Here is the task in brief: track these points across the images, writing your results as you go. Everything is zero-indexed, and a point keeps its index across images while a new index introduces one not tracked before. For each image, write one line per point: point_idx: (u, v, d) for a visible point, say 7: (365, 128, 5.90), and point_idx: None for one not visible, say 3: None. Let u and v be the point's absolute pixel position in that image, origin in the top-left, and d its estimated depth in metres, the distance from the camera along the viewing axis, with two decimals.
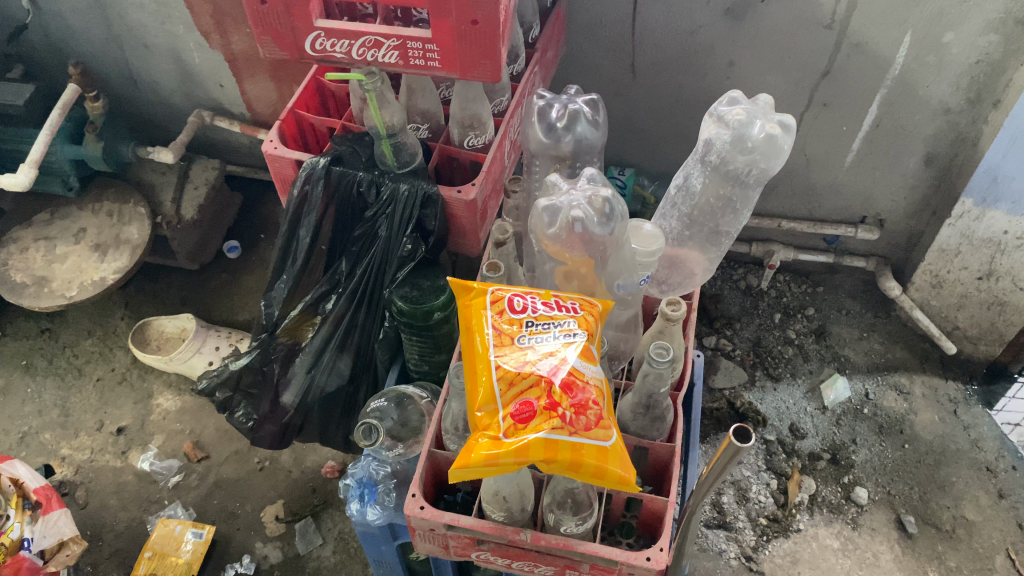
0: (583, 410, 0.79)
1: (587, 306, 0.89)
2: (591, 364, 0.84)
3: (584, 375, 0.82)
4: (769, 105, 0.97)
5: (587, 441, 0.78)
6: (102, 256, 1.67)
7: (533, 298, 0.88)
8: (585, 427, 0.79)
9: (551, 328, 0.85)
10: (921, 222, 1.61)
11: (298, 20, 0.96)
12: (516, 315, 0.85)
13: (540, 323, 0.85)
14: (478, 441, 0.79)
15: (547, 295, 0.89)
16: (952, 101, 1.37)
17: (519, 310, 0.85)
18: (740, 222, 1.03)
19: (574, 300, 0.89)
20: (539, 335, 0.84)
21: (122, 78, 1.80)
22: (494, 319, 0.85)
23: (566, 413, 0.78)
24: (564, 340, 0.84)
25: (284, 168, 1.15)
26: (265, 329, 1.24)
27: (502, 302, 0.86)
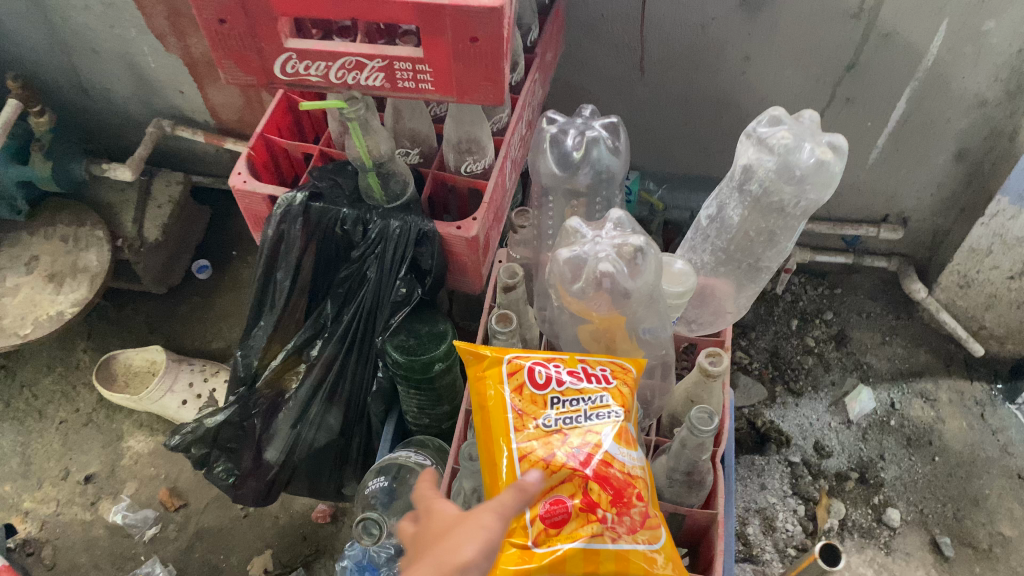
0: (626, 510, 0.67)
1: (619, 372, 0.75)
2: (630, 448, 0.70)
3: (623, 463, 0.69)
4: (815, 122, 0.85)
5: (632, 547, 0.67)
6: (57, 287, 1.51)
7: (555, 365, 0.74)
8: (630, 530, 0.67)
9: (580, 406, 0.71)
10: (948, 219, 1.50)
11: (264, 42, 0.81)
12: (538, 391, 0.72)
13: (568, 400, 0.71)
14: (504, 551, 0.65)
15: (572, 360, 0.75)
16: (989, 93, 1.25)
17: (541, 384, 0.72)
18: (782, 256, 0.90)
19: (603, 365, 0.76)
20: (568, 415, 0.70)
21: (71, 88, 1.64)
22: (512, 398, 0.71)
23: (607, 516, 0.66)
24: (597, 420, 0.70)
25: (256, 205, 1.01)
26: (243, 382, 1.10)
27: (522, 373, 0.72)
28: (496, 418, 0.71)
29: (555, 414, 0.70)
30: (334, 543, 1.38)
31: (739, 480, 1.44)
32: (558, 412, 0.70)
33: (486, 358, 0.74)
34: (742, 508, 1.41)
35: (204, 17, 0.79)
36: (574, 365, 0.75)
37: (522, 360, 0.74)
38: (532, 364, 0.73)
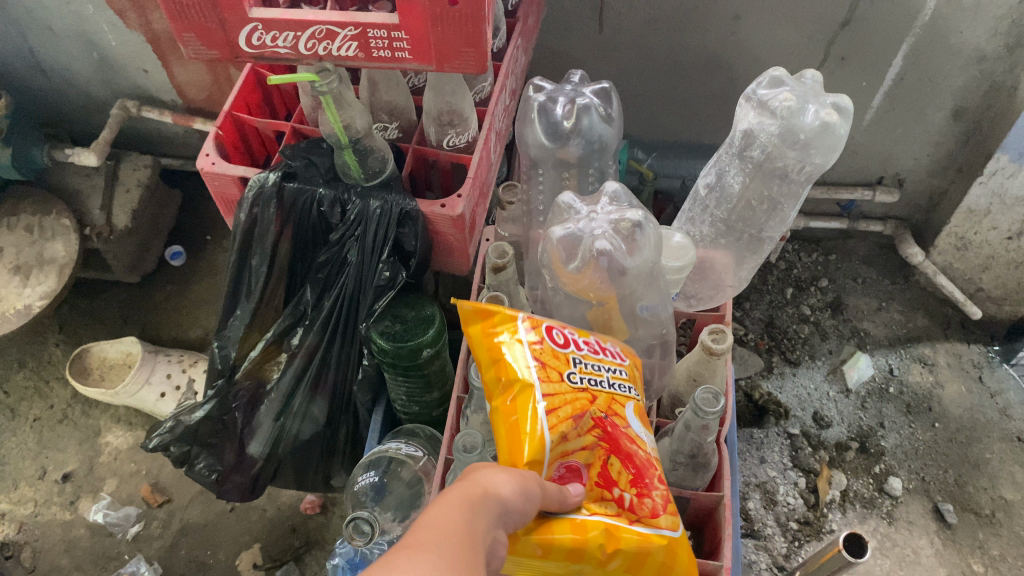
0: (647, 492, 0.63)
1: (628, 353, 0.73)
2: (645, 431, 0.68)
3: (642, 442, 0.66)
4: (817, 82, 0.80)
5: (657, 531, 0.61)
6: (24, 280, 1.45)
7: (571, 331, 0.69)
8: (651, 513, 0.63)
9: (600, 372, 0.67)
10: (945, 179, 1.46)
11: (226, 11, 0.75)
12: (561, 348, 0.66)
13: (590, 363, 0.67)
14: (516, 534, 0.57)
15: (584, 328, 0.71)
16: (989, 48, 1.20)
17: (563, 343, 0.66)
18: (785, 225, 0.86)
19: (615, 342, 0.72)
20: (591, 377, 0.66)
21: (28, 69, 1.56)
22: (535, 349, 0.64)
23: (625, 496, 0.62)
24: (616, 391, 0.67)
25: (226, 188, 0.95)
26: (221, 374, 1.05)
27: (544, 328, 0.66)
28: (515, 367, 0.64)
29: (579, 374, 0.65)
30: (325, 535, 1.34)
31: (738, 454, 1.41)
32: (582, 372, 0.66)
33: (498, 313, 0.67)
34: (743, 482, 1.38)
35: None
36: (586, 335, 0.70)
37: (539, 318, 0.68)
38: (550, 323, 0.68)
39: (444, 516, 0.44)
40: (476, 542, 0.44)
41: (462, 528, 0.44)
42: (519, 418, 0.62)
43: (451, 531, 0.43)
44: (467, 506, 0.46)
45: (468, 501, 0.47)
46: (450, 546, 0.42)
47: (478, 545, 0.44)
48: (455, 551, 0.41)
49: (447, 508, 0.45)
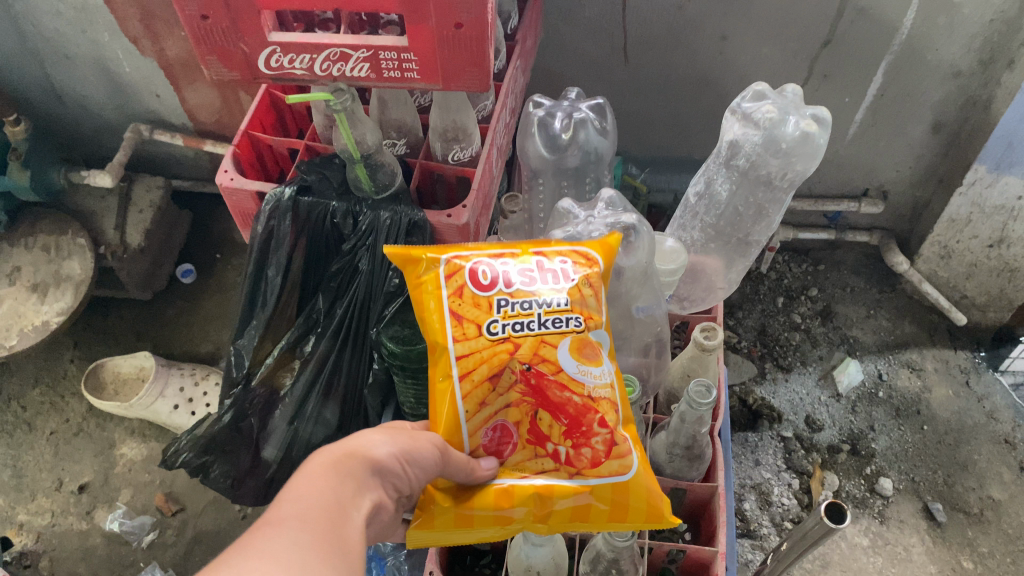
0: (581, 442, 0.67)
1: (583, 266, 0.70)
2: (594, 364, 0.68)
3: (582, 386, 0.67)
4: (798, 96, 0.86)
5: (588, 484, 0.67)
6: (42, 297, 1.50)
7: (502, 263, 0.69)
8: (591, 463, 0.67)
9: (533, 309, 0.67)
10: (927, 191, 1.52)
11: (248, 36, 0.81)
12: (481, 293, 0.67)
13: (518, 303, 0.67)
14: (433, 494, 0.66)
15: (524, 255, 0.71)
16: (963, 64, 1.27)
17: (485, 286, 0.67)
18: (771, 230, 0.91)
19: (566, 258, 0.70)
20: (517, 321, 0.66)
21: (44, 95, 1.62)
22: (449, 303, 0.67)
23: (559, 450, 0.67)
24: (547, 330, 0.67)
25: (244, 202, 1.00)
26: (237, 381, 1.10)
27: (464, 278, 0.67)
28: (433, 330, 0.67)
29: (502, 319, 0.66)
30: None
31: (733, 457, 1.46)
32: (502, 320, 0.66)
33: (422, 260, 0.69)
34: (739, 484, 1.42)
35: (187, 13, 0.78)
36: (527, 261, 0.70)
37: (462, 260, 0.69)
38: (476, 263, 0.69)
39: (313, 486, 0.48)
40: (344, 509, 0.49)
41: (327, 494, 0.49)
42: (438, 382, 0.66)
43: (321, 501, 0.48)
44: (335, 474, 0.51)
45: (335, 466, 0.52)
46: (316, 512, 0.46)
47: (346, 512, 0.49)
48: (321, 518, 0.46)
49: (315, 477, 0.50)
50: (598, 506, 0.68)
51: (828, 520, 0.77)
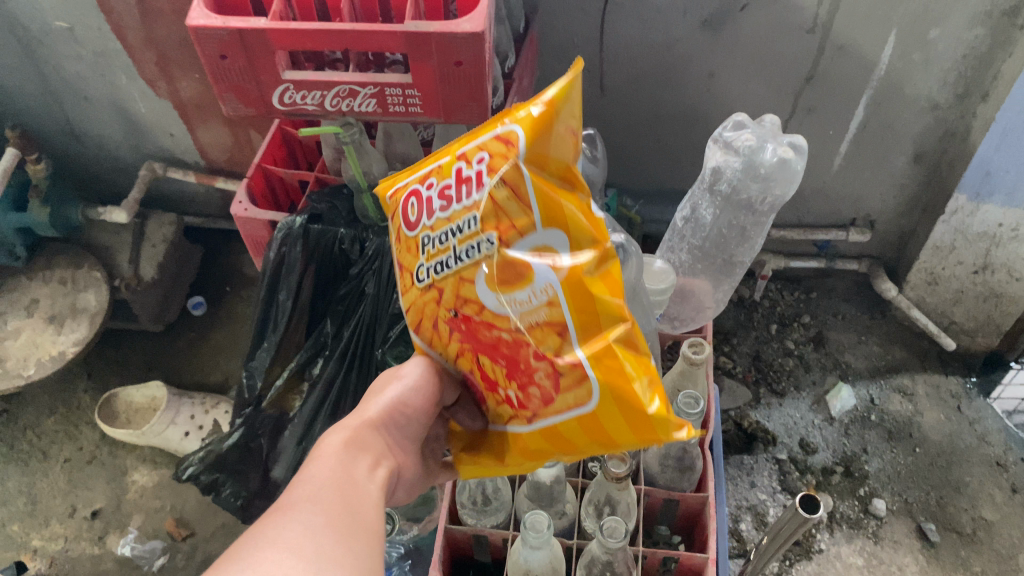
0: (524, 381, 0.55)
1: (496, 162, 0.51)
2: (514, 292, 0.52)
3: (505, 322, 0.54)
4: (776, 125, 0.93)
5: (547, 423, 0.56)
6: (58, 328, 1.55)
7: (426, 186, 0.57)
8: (543, 402, 0.55)
9: (449, 241, 0.54)
10: (912, 220, 1.58)
11: (263, 74, 0.87)
12: (411, 232, 0.58)
13: (434, 238, 0.55)
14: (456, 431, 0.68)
15: (450, 163, 0.55)
16: (940, 97, 1.33)
17: (411, 223, 0.57)
18: (754, 250, 0.97)
19: (479, 155, 0.52)
20: (434, 261, 0.56)
21: (63, 136, 1.69)
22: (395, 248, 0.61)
23: (510, 394, 0.57)
24: (462, 262, 0.54)
25: (257, 231, 1.06)
26: (248, 404, 1.16)
27: (398, 214, 0.59)
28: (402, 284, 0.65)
29: (425, 263, 0.57)
30: None
31: (729, 480, 1.49)
32: (425, 262, 0.57)
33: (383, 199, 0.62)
34: (735, 505, 1.45)
35: (207, 54, 0.85)
36: (450, 172, 0.55)
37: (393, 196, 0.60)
38: (406, 189, 0.58)
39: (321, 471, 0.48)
40: (358, 484, 0.49)
41: (338, 472, 0.49)
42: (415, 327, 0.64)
43: (335, 481, 0.48)
44: (344, 451, 0.51)
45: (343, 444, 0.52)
46: (332, 490, 0.47)
47: (363, 488, 0.49)
48: (337, 497, 0.46)
49: (326, 460, 0.50)
50: (575, 438, 0.55)
51: (804, 510, 0.80)
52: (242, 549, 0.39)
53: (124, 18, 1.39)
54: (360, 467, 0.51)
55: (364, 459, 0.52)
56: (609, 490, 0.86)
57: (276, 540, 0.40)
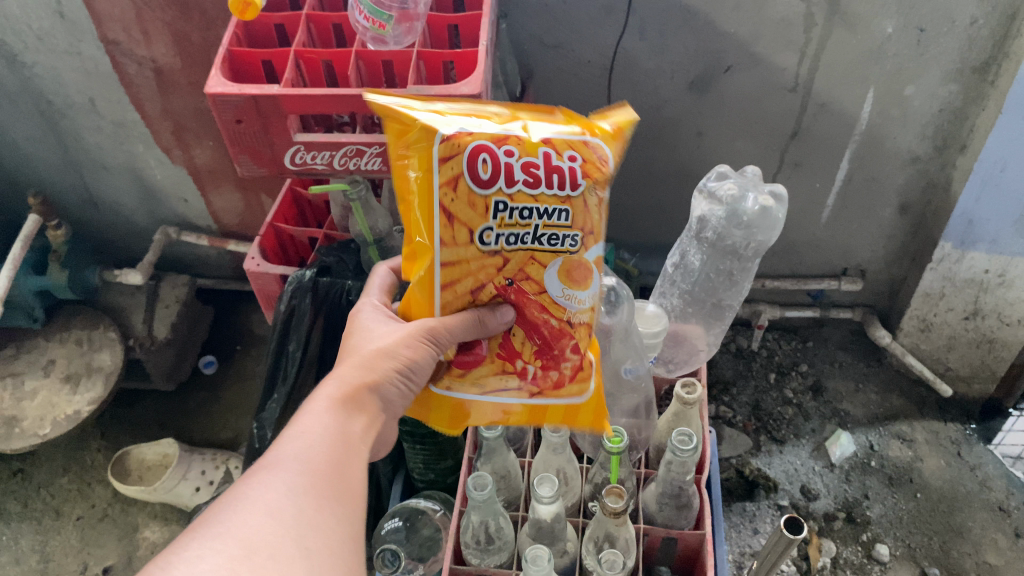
0: (550, 363, 0.75)
1: (590, 169, 0.68)
2: (580, 289, 0.72)
3: (563, 312, 0.73)
4: (757, 175, 1.03)
5: (552, 399, 0.77)
6: (74, 388, 1.60)
7: (507, 151, 0.66)
8: (552, 385, 0.76)
9: (528, 217, 0.68)
10: (902, 268, 1.63)
11: (275, 137, 0.94)
12: (480, 191, 0.66)
13: (511, 207, 0.67)
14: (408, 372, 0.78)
15: (532, 144, 0.67)
16: (920, 150, 1.39)
17: (484, 182, 0.66)
18: (741, 294, 1.05)
19: (573, 154, 0.67)
20: (509, 232, 0.68)
21: (82, 203, 1.76)
22: (443, 193, 0.67)
23: (528, 368, 0.75)
24: (540, 245, 0.69)
25: (268, 285, 1.12)
26: (259, 453, 1.19)
27: (456, 161, 0.66)
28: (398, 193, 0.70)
29: (495, 228, 0.68)
30: None
31: (732, 527, 1.50)
32: (497, 225, 0.68)
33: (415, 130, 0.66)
34: (738, 553, 1.45)
35: (223, 118, 0.91)
36: (534, 151, 0.67)
37: (466, 137, 0.66)
38: (476, 146, 0.66)
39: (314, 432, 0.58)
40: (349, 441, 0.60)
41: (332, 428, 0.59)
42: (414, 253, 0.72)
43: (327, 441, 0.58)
44: (339, 405, 0.62)
45: (337, 399, 0.62)
46: (320, 449, 0.57)
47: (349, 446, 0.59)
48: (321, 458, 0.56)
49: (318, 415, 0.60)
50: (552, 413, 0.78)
51: (787, 532, 0.90)
52: (224, 510, 0.50)
53: (143, 91, 1.48)
54: (353, 421, 0.61)
55: (357, 414, 0.62)
56: (609, 528, 0.88)
57: (257, 503, 0.50)
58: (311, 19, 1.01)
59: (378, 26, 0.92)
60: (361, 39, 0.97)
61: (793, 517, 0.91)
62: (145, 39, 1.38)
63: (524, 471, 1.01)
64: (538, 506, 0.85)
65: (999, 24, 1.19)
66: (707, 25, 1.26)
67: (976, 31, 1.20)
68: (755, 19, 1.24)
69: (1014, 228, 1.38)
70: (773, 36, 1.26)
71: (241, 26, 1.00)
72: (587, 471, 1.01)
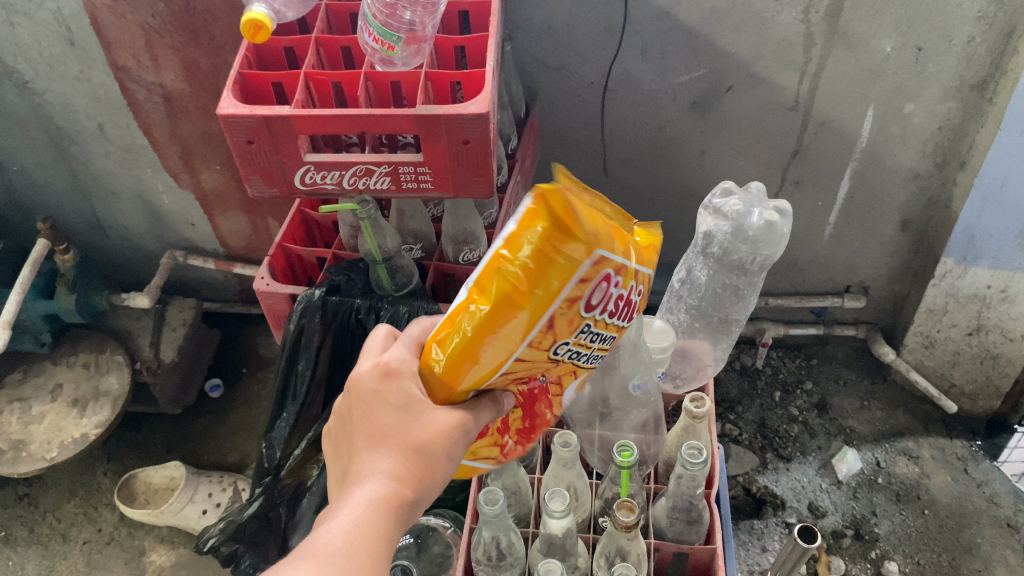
0: (522, 442, 0.80)
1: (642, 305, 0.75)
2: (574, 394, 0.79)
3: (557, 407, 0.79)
4: (761, 192, 1.06)
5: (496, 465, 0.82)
6: (81, 411, 1.60)
7: (616, 284, 0.67)
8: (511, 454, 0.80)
9: (594, 344, 0.71)
10: (904, 285, 1.64)
11: (286, 157, 0.95)
12: (583, 313, 0.66)
13: (592, 333, 0.69)
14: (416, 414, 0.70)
15: (630, 277, 0.69)
16: (921, 167, 1.41)
17: (591, 307, 0.66)
18: (747, 308, 1.07)
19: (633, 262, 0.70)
20: (577, 349, 0.70)
21: (89, 228, 1.78)
22: (559, 309, 0.64)
23: (506, 442, 0.78)
24: (587, 360, 0.73)
25: (278, 304, 1.13)
26: (267, 473, 1.20)
27: (589, 284, 0.64)
28: (489, 294, 0.63)
29: (569, 343, 0.68)
30: None
31: (740, 545, 1.50)
32: (572, 335, 0.68)
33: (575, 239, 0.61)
34: (746, 571, 1.45)
35: (235, 139, 0.93)
36: (627, 284, 0.69)
37: (602, 263, 0.64)
38: (604, 272, 0.65)
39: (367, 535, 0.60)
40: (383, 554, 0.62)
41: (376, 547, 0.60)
42: (495, 335, 0.64)
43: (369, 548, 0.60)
44: (389, 515, 0.62)
45: (386, 506, 0.61)
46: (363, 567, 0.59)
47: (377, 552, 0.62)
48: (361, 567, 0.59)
49: (370, 523, 0.60)
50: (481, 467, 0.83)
51: (801, 541, 0.91)
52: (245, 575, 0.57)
53: (152, 116, 1.49)
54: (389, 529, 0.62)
55: (396, 531, 0.62)
56: (620, 542, 0.88)
57: None
58: (321, 41, 1.03)
59: (386, 48, 0.94)
60: (370, 60, 0.99)
61: (807, 526, 0.92)
62: (154, 65, 1.40)
63: (535, 487, 1.02)
64: (549, 521, 0.85)
65: (996, 42, 1.21)
66: (709, 46, 1.28)
67: (973, 49, 1.22)
68: (755, 40, 1.26)
69: (1016, 243, 1.39)
70: (773, 57, 1.28)
71: (253, 49, 1.02)
72: (597, 486, 1.02)
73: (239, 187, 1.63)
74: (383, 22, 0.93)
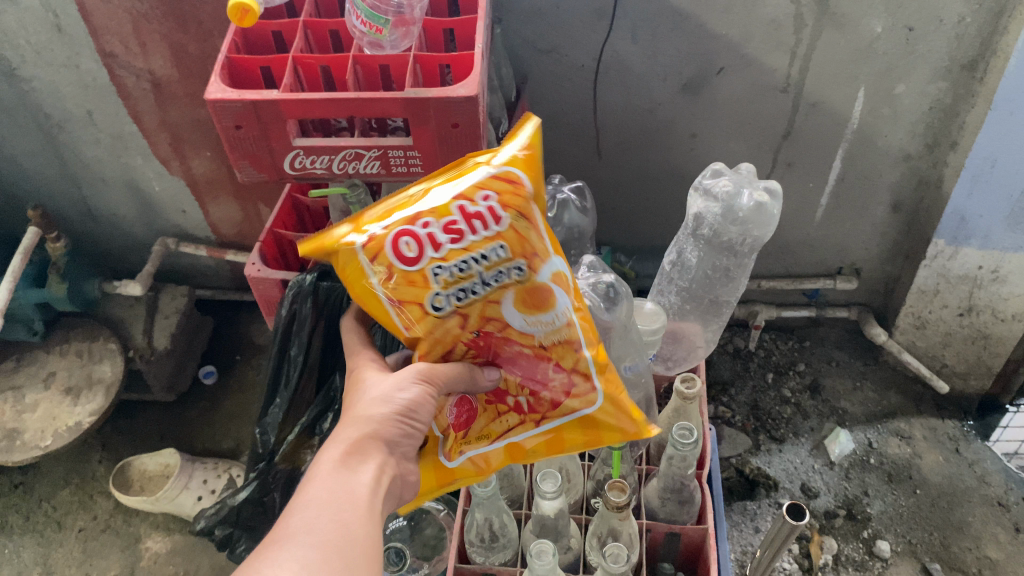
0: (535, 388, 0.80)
1: (508, 200, 0.74)
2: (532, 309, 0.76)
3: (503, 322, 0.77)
4: (751, 173, 1.07)
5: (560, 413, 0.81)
6: (75, 400, 1.60)
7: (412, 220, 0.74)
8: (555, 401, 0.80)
9: (472, 266, 0.73)
10: (896, 266, 1.65)
11: (274, 142, 0.94)
12: (411, 270, 0.74)
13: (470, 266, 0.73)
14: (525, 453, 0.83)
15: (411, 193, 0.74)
16: (911, 148, 1.41)
17: (410, 259, 0.74)
18: (737, 290, 1.10)
19: (489, 192, 0.73)
20: (494, 271, 0.74)
21: (80, 216, 1.77)
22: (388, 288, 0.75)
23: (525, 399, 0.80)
24: (487, 283, 0.74)
25: (269, 290, 1.13)
26: (262, 458, 1.20)
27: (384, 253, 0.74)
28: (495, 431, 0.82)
29: (482, 270, 0.74)
30: None
31: (733, 526, 1.50)
32: (444, 288, 0.74)
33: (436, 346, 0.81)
34: (740, 552, 1.46)
35: (222, 124, 0.92)
36: (445, 211, 0.74)
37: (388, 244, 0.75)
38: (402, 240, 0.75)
39: (320, 497, 0.62)
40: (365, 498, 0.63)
41: (340, 491, 0.63)
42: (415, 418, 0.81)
43: (330, 493, 0.62)
44: (346, 464, 0.65)
45: (348, 458, 0.66)
46: (330, 514, 0.60)
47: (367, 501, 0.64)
48: (331, 510, 0.61)
49: (325, 479, 0.64)
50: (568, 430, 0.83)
51: (790, 518, 0.91)
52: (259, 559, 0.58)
53: (141, 103, 1.49)
54: (359, 475, 0.65)
55: (364, 477, 0.65)
56: (612, 523, 0.88)
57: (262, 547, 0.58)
58: (308, 25, 1.03)
59: (375, 31, 0.95)
60: (358, 43, 0.99)
61: (795, 504, 0.92)
62: (142, 51, 1.39)
63: (526, 470, 1.03)
64: (542, 503, 0.85)
65: (986, 21, 1.21)
66: (700, 28, 1.28)
67: (964, 29, 1.22)
68: (746, 21, 1.26)
69: (1006, 224, 1.39)
70: (763, 38, 1.28)
71: (240, 33, 1.01)
72: (589, 468, 1.03)
73: (229, 172, 1.63)
74: (371, 5, 0.94)
